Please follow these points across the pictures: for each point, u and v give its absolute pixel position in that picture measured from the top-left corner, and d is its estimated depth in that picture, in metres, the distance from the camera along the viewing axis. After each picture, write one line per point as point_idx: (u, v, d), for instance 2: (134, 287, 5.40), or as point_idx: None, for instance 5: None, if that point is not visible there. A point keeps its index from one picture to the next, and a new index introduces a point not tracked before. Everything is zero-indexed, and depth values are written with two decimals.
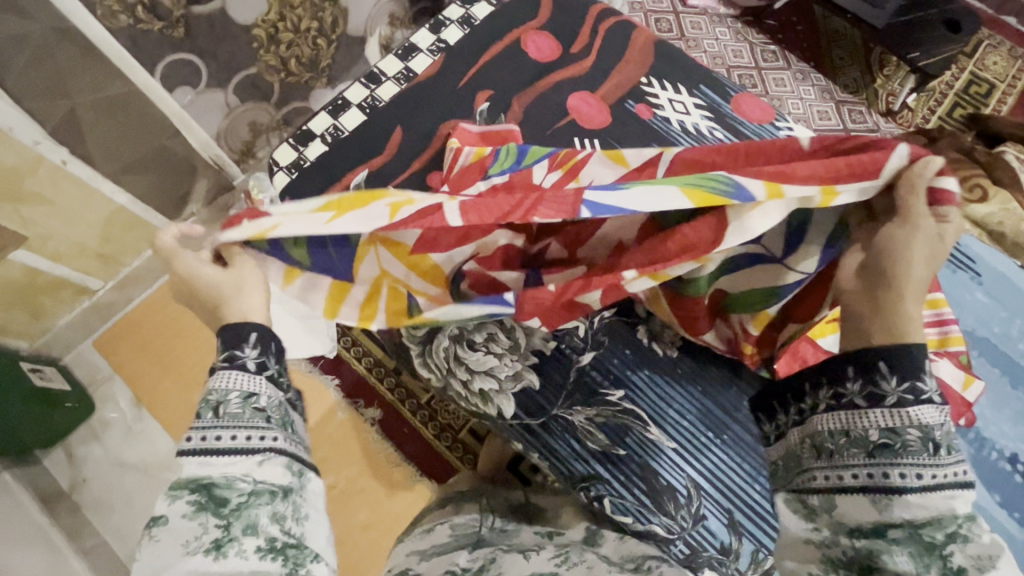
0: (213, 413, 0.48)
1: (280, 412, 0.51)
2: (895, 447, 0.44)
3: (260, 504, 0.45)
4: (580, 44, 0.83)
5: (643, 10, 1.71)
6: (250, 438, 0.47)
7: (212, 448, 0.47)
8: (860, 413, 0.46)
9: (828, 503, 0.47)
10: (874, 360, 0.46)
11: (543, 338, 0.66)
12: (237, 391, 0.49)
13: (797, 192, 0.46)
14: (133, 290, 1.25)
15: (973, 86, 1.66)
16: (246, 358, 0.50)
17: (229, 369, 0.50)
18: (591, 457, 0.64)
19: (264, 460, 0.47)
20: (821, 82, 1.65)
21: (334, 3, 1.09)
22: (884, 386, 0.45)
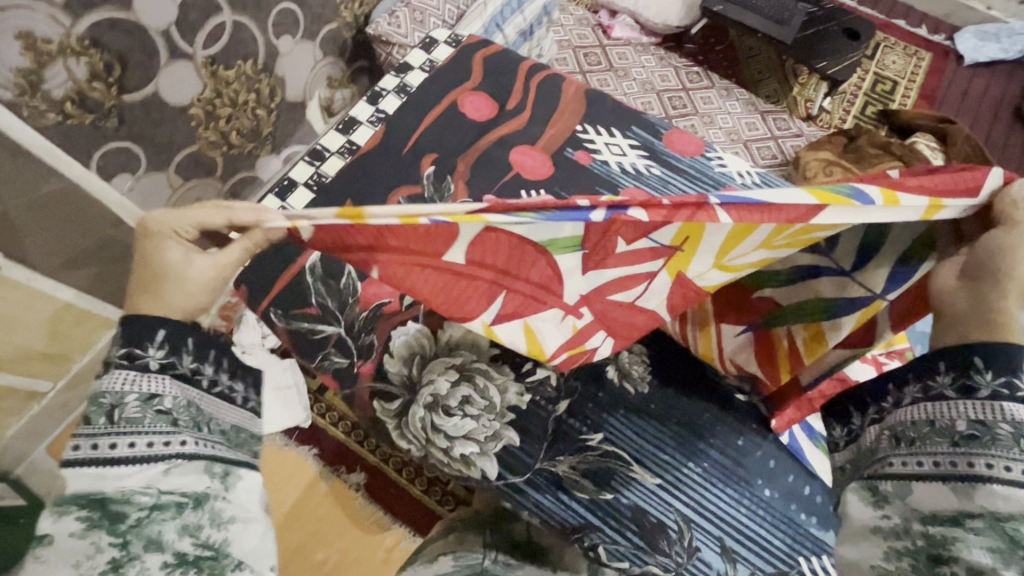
0: (106, 419, 0.48)
1: (188, 415, 0.51)
2: (982, 438, 0.49)
3: (165, 519, 0.47)
4: (515, 99, 0.88)
5: (570, 47, 1.79)
6: (150, 445, 0.48)
7: (105, 458, 0.47)
8: (949, 403, 0.52)
9: (904, 490, 0.52)
10: (969, 357, 0.50)
11: (517, 392, 0.68)
12: (137, 393, 0.49)
13: (910, 201, 0.46)
14: (85, 388, 1.18)
15: (879, 85, 1.81)
16: (147, 357, 0.50)
17: (132, 368, 0.49)
18: (580, 507, 0.64)
19: (169, 469, 0.48)
20: (745, 96, 1.76)
21: (269, 74, 1.10)
22: (977, 380, 0.50)
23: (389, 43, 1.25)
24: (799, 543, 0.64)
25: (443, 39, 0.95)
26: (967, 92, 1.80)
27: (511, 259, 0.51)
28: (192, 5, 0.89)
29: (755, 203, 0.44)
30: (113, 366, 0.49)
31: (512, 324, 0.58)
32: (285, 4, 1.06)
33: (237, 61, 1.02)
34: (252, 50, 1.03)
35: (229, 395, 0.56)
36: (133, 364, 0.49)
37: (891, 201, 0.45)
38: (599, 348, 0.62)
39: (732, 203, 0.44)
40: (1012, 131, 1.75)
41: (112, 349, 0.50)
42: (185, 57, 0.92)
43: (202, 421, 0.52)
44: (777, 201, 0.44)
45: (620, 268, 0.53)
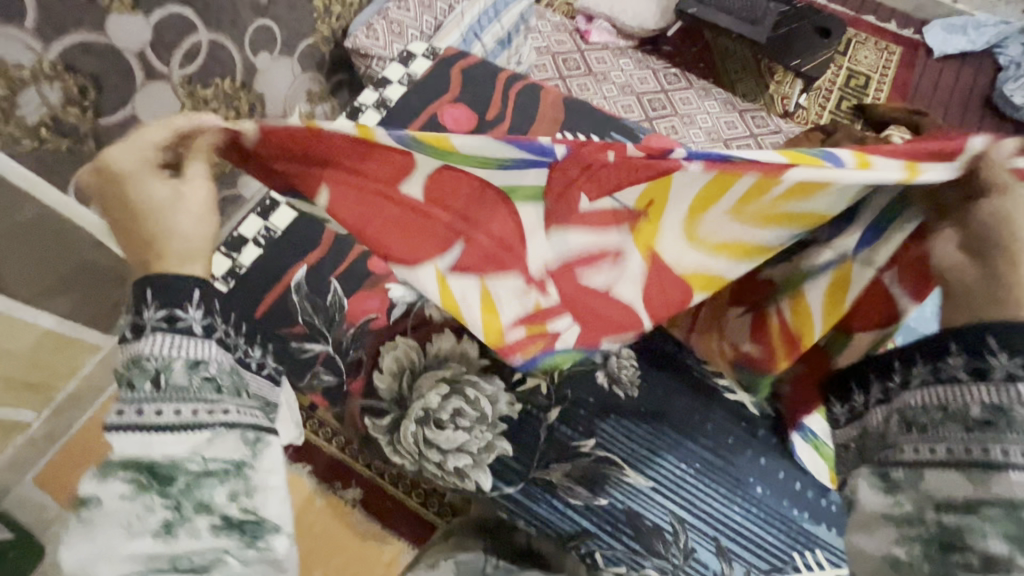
0: (151, 384, 0.43)
1: (233, 380, 0.46)
2: (999, 424, 0.41)
3: (211, 485, 0.43)
4: (494, 110, 0.88)
5: (549, 53, 1.81)
6: (194, 412, 0.43)
7: (150, 425, 0.42)
8: (961, 388, 0.42)
9: (913, 477, 0.44)
10: (981, 335, 0.41)
11: (508, 403, 0.68)
12: (182, 357, 0.44)
13: (883, 164, 0.40)
14: (71, 416, 1.17)
15: (853, 80, 1.85)
16: (189, 320, 0.45)
17: (174, 334, 0.44)
18: (575, 513, 0.64)
19: (213, 437, 0.44)
20: (723, 96, 1.79)
21: (248, 91, 1.10)
22: (990, 361, 0.41)
23: (368, 55, 1.25)
24: (793, 538, 0.64)
25: (421, 53, 0.96)
26: (938, 84, 1.84)
27: (472, 204, 0.51)
28: (166, 25, 0.88)
29: (725, 159, 0.41)
30: (150, 330, 0.44)
31: (467, 279, 0.54)
32: (262, 20, 1.05)
33: (215, 80, 1.01)
34: (229, 68, 1.03)
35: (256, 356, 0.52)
36: (173, 329, 0.44)
37: (862, 164, 0.40)
38: (564, 331, 0.57)
39: (697, 157, 0.41)
40: (984, 120, 1.79)
41: (147, 312, 0.44)
42: (161, 78, 0.92)
43: (243, 386, 0.47)
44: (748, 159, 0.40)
45: (584, 229, 0.51)
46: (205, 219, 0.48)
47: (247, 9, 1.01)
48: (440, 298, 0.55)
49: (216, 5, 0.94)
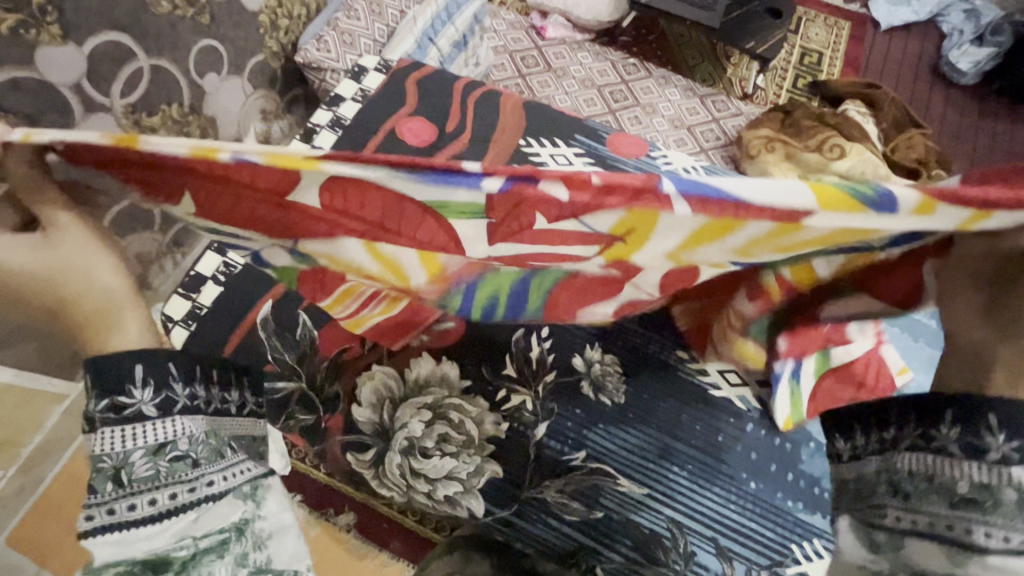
0: (115, 483, 0.48)
1: (206, 449, 0.52)
2: (984, 504, 0.38)
3: (208, 561, 0.48)
4: (453, 122, 0.87)
5: (506, 52, 1.77)
6: (176, 495, 0.49)
7: (122, 522, 0.48)
8: (952, 460, 0.41)
9: (894, 541, 0.43)
10: (983, 411, 0.40)
11: (494, 423, 0.66)
12: (142, 448, 0.49)
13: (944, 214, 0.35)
14: (42, 470, 1.04)
15: (806, 57, 1.87)
16: (137, 405, 0.49)
17: (124, 423, 0.49)
18: (572, 530, 0.63)
19: (200, 513, 0.50)
20: (683, 83, 1.77)
21: (197, 115, 1.04)
22: (988, 441, 0.39)
23: (321, 68, 1.21)
24: (790, 530, 0.64)
25: (373, 66, 0.93)
26: (888, 55, 1.88)
27: (386, 216, 0.45)
28: (102, 54, 0.82)
29: (718, 197, 0.35)
30: (100, 425, 0.49)
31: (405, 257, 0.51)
32: (207, 41, 1.00)
33: (161, 106, 0.95)
34: (176, 93, 0.97)
35: (225, 409, 0.57)
36: (123, 418, 0.49)
37: (919, 212, 0.35)
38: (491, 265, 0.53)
39: (691, 191, 0.36)
40: (934, 88, 1.83)
41: (92, 404, 0.49)
42: (103, 110, 0.86)
43: (220, 449, 0.53)
44: (753, 199, 0.35)
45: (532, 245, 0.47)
46: (94, 254, 0.49)
47: (190, 30, 0.96)
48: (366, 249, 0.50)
49: (155, 29, 0.89)
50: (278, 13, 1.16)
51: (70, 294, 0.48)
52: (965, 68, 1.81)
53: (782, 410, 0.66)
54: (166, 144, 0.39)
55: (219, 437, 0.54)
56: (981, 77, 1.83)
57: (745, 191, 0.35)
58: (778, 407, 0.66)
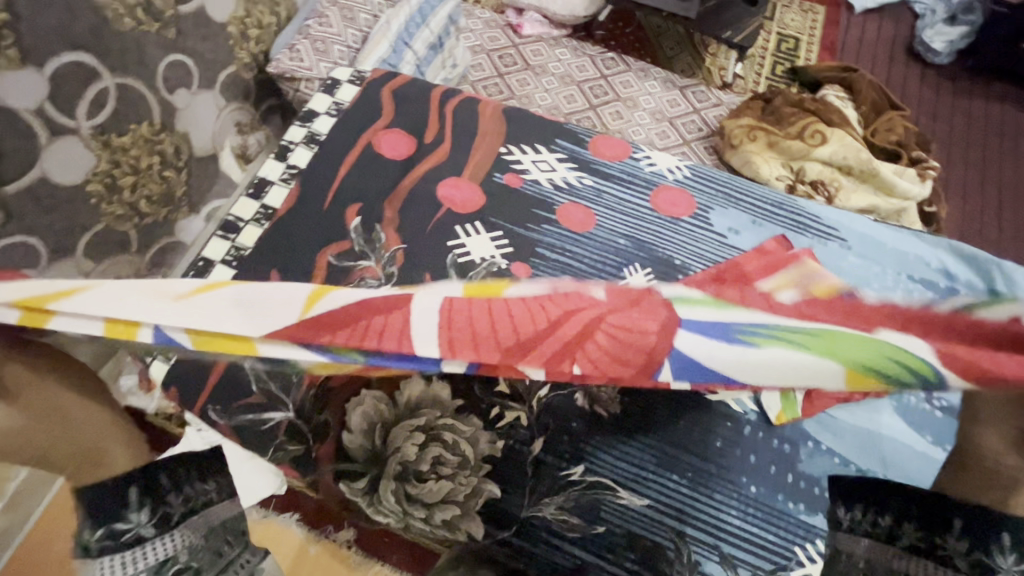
0: None
1: (210, 554, 0.46)
2: None
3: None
4: (431, 132, 0.85)
5: (484, 51, 1.74)
6: None
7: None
8: (954, 573, 0.41)
9: None
10: (995, 529, 0.40)
11: (489, 441, 0.65)
12: (144, 566, 0.42)
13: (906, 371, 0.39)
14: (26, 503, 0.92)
15: (783, 44, 1.87)
16: (137, 525, 0.42)
17: (124, 549, 0.42)
18: (574, 547, 0.62)
19: None
20: (662, 75, 1.76)
21: (170, 132, 0.99)
22: (999, 561, 0.39)
23: (295, 79, 1.18)
24: (793, 533, 0.63)
25: (346, 79, 0.92)
26: (863, 38, 1.89)
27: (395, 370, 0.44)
28: (65, 76, 0.79)
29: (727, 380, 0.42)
30: (98, 552, 0.41)
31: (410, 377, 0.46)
32: (175, 55, 0.97)
33: (131, 126, 0.91)
34: (145, 110, 0.93)
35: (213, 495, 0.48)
36: (121, 544, 0.41)
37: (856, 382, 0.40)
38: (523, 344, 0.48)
39: (688, 376, 0.43)
40: (911, 68, 1.84)
41: (87, 533, 0.41)
42: (69, 132, 0.82)
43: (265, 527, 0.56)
44: (755, 382, 0.42)
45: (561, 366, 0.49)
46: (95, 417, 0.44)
47: (156, 44, 0.92)
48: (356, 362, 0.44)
49: (118, 45, 0.86)
50: (247, 23, 1.13)
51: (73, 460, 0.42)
52: (939, 48, 1.82)
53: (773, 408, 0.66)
54: (129, 311, 0.40)
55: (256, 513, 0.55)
56: (955, 56, 1.84)
57: (745, 375, 0.41)
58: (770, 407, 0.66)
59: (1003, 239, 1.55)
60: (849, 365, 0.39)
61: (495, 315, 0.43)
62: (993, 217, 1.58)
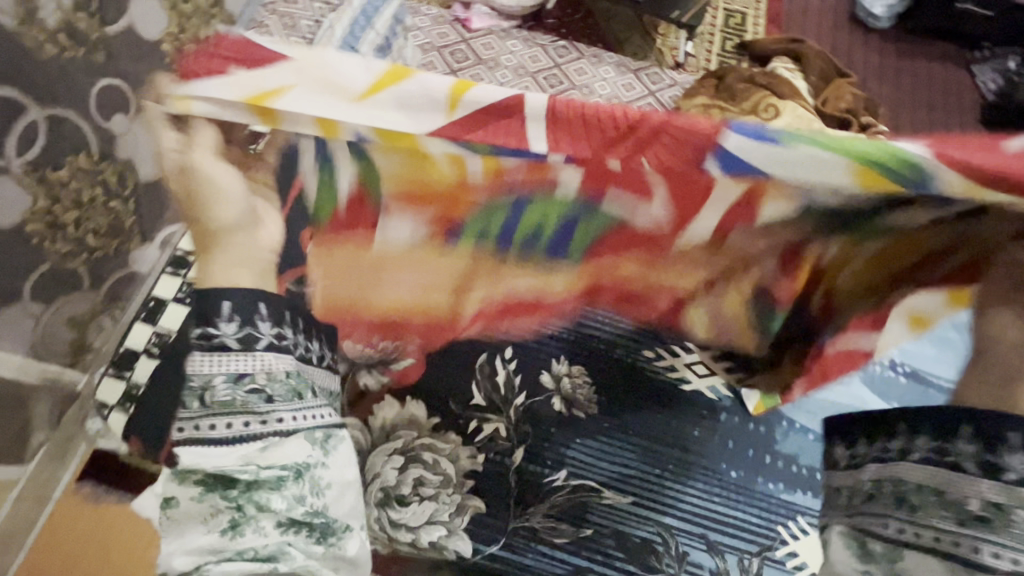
0: (199, 402, 0.44)
1: (285, 387, 0.46)
2: (992, 522, 0.41)
3: (272, 488, 0.43)
4: None
5: (434, 49, 1.70)
6: (247, 424, 0.44)
7: (202, 437, 0.43)
8: (965, 477, 0.43)
9: (892, 554, 0.45)
10: (1002, 431, 0.42)
11: (470, 457, 0.64)
12: (223, 373, 0.44)
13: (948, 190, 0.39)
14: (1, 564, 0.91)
15: (730, 19, 1.89)
16: (222, 335, 0.44)
17: (213, 351, 0.44)
18: (564, 552, 0.62)
19: (265, 446, 0.44)
20: (615, 60, 1.75)
21: (111, 160, 0.93)
22: (1004, 461, 0.42)
23: None
24: (773, 512, 0.64)
25: None
26: (806, 9, 1.92)
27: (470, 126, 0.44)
28: None
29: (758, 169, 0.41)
30: (196, 348, 0.45)
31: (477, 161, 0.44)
32: (108, 80, 0.89)
33: (66, 158, 0.84)
34: (82, 141, 0.86)
35: (309, 357, 0.51)
36: (212, 347, 0.44)
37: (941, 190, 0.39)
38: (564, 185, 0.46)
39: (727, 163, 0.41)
40: (854, 35, 1.88)
41: (195, 331, 0.45)
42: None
43: (300, 391, 0.48)
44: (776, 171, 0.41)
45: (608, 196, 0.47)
46: (229, 183, 0.44)
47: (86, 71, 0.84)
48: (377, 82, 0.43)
49: (42, 75, 0.76)
50: None
51: (210, 204, 0.43)
52: (880, 13, 1.85)
53: (829, 247, 0.50)
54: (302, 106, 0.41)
55: (301, 377, 0.48)
56: (895, 19, 1.88)
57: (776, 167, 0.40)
58: (818, 246, 0.50)
59: None
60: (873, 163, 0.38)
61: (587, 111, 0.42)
62: None
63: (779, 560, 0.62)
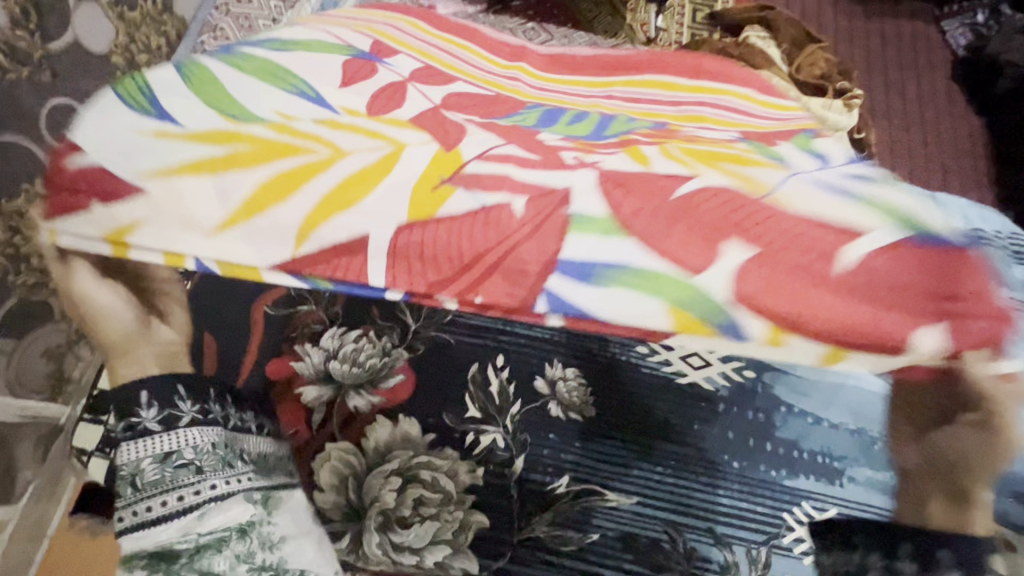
0: (132, 488, 0.45)
1: (214, 457, 0.47)
2: None
3: (213, 551, 0.44)
4: None
5: None
6: (183, 496, 0.44)
7: (145, 522, 0.44)
8: None
9: None
10: None
11: (469, 471, 0.63)
12: (151, 456, 0.45)
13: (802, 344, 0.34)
14: None
15: None
16: (145, 420, 0.46)
17: (138, 437, 0.46)
18: (571, 560, 0.62)
19: (204, 513, 0.44)
20: (586, 39, 1.70)
21: None
22: None
23: None
24: (778, 498, 0.63)
25: None
26: None
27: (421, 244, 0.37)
28: None
29: (586, 317, 0.36)
30: (123, 440, 0.46)
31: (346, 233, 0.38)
32: None
33: None
34: None
35: (245, 426, 0.55)
36: (136, 434, 0.46)
37: (772, 343, 0.34)
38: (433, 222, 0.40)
39: (560, 308, 0.36)
40: None
41: (145, 412, 0.46)
42: None
43: (230, 458, 0.49)
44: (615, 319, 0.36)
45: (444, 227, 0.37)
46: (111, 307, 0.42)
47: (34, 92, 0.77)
48: (216, 138, 0.39)
49: None
50: (133, 48, 0.97)
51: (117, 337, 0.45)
52: None
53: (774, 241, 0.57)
54: (151, 237, 0.39)
55: (230, 446, 0.50)
56: None
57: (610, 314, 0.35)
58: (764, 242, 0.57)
59: (928, 154, 1.60)
60: (673, 303, 0.34)
61: (433, 241, 0.37)
62: (917, 133, 1.63)
63: (785, 547, 0.62)
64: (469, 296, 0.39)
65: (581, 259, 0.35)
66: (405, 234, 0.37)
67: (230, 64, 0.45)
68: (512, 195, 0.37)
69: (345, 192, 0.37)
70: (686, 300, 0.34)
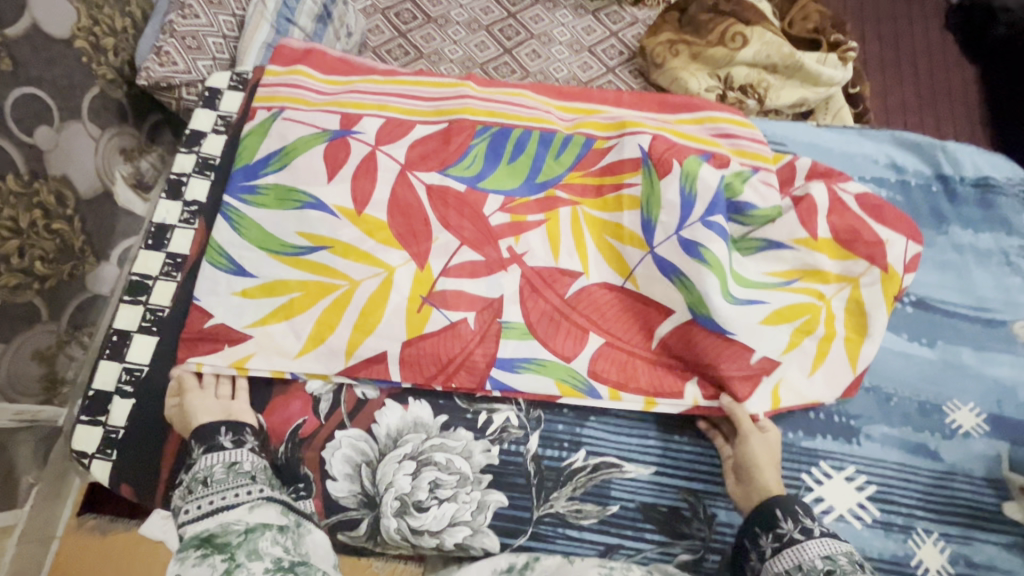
0: (203, 485, 0.55)
1: (267, 473, 0.58)
2: None
3: (265, 530, 0.52)
4: None
5: (377, 12, 1.56)
6: (239, 493, 0.54)
7: (205, 511, 0.53)
8: None
9: None
10: None
11: (484, 451, 0.62)
12: (222, 463, 0.57)
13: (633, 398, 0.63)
14: None
15: None
16: (223, 441, 0.58)
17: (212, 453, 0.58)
18: (593, 533, 0.61)
19: (255, 506, 0.54)
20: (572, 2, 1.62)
21: (43, 178, 0.81)
22: None
23: (172, 87, 0.97)
24: (795, 459, 0.63)
25: (226, 86, 0.87)
26: None
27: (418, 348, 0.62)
28: None
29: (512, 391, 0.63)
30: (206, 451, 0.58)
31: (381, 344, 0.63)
32: (20, 90, 0.77)
33: None
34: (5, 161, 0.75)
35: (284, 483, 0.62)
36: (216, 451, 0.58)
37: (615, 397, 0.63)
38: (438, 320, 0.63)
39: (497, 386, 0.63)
40: None
41: (222, 437, 0.58)
42: None
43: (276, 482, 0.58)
44: (524, 389, 0.63)
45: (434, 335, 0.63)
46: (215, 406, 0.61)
47: None
48: (277, 287, 0.64)
49: None
50: (98, 32, 0.90)
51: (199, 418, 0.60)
52: None
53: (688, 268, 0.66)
54: (260, 363, 0.63)
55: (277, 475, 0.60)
56: None
57: (519, 386, 0.62)
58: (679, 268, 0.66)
59: (922, 106, 1.57)
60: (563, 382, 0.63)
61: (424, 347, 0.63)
62: (911, 86, 1.59)
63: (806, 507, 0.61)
64: (444, 385, 0.63)
65: (509, 357, 0.63)
66: (411, 348, 0.63)
67: (261, 207, 0.68)
68: (467, 313, 0.64)
69: (365, 322, 0.63)
70: (573, 373, 0.63)
